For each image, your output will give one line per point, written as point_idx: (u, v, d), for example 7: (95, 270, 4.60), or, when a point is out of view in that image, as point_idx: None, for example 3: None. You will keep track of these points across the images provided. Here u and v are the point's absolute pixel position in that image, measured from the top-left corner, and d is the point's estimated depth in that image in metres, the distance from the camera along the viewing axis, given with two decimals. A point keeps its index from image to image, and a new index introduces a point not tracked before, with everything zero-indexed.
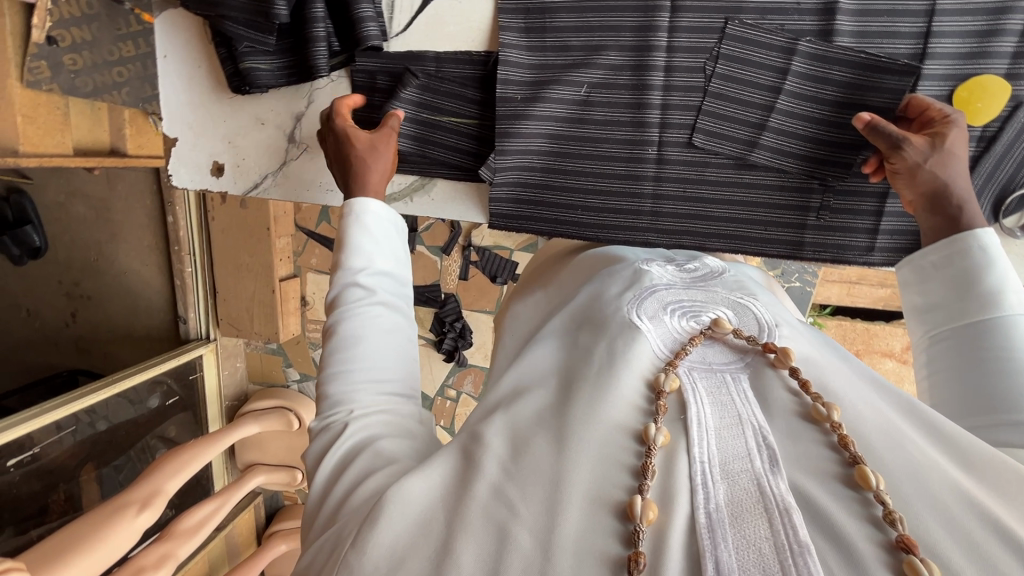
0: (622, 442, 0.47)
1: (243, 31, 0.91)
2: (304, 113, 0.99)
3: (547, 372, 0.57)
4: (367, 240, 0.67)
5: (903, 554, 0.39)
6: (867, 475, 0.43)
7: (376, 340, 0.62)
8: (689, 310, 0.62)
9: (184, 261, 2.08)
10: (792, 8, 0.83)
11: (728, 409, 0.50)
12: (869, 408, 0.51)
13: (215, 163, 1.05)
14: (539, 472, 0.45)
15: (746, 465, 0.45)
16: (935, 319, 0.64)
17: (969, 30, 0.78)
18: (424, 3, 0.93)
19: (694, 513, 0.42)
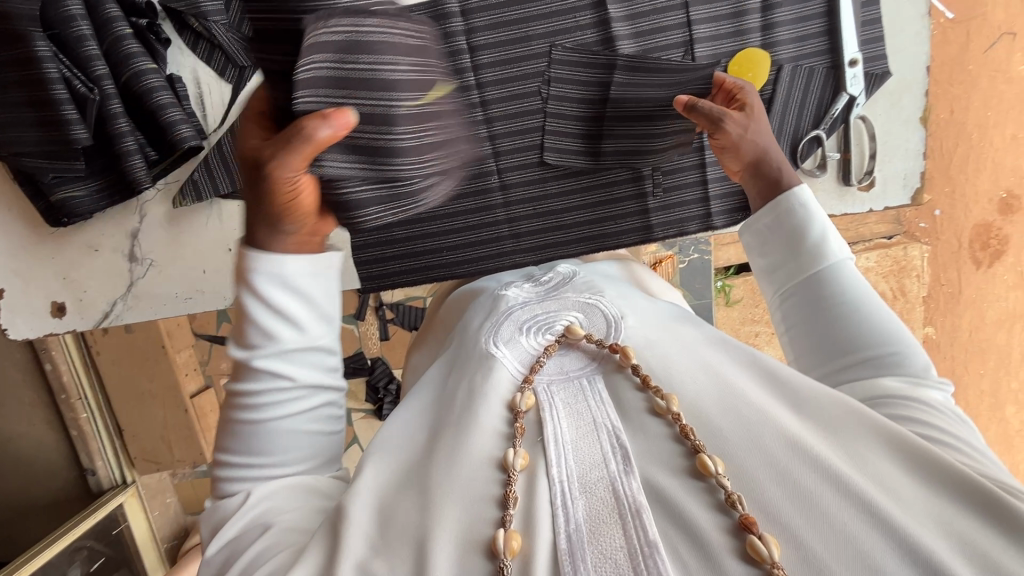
0: (488, 475, 0.49)
1: (44, 163, 0.86)
2: (140, 229, 0.95)
3: (417, 425, 0.57)
4: (278, 287, 0.52)
5: (746, 536, 0.42)
6: (706, 464, 0.46)
7: (297, 413, 0.54)
8: (541, 325, 0.64)
9: (76, 407, 1.92)
10: (574, 26, 0.91)
11: (583, 417, 0.52)
12: (707, 377, 0.54)
13: (55, 303, 0.97)
14: (406, 534, 0.46)
15: (601, 471, 0.47)
16: (776, 277, 0.65)
17: (721, 14, 0.90)
18: (235, 92, 0.91)
19: (556, 539, 0.44)
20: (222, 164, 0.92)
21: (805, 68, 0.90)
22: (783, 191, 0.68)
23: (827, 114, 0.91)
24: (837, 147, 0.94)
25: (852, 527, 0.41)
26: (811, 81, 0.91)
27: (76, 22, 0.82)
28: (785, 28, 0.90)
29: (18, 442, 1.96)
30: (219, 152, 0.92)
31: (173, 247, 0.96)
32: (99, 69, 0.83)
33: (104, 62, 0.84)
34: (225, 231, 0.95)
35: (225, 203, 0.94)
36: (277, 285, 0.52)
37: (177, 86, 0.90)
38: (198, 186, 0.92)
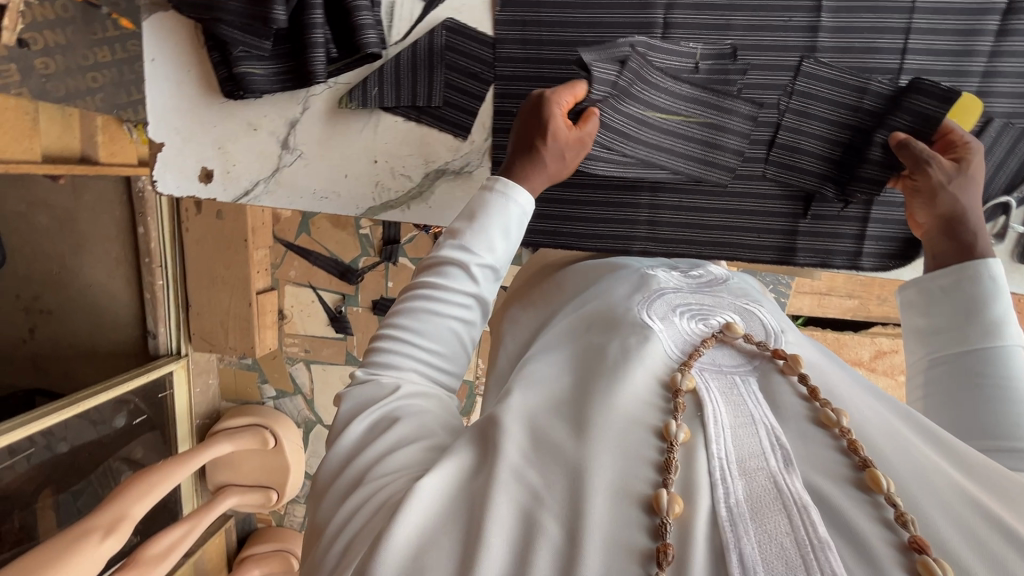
0: (645, 438, 0.51)
1: (238, 35, 0.89)
2: (299, 119, 0.98)
3: (564, 376, 0.61)
4: (487, 231, 0.65)
5: (917, 556, 0.42)
6: (878, 479, 0.47)
7: (445, 331, 0.62)
8: (697, 313, 0.67)
9: (154, 273, 2.04)
10: (780, 26, 0.86)
11: (741, 409, 0.54)
12: (870, 410, 0.55)
13: (204, 168, 1.02)
14: (563, 458, 0.50)
15: (761, 463, 0.49)
16: (938, 343, 0.66)
17: (945, 49, 0.83)
18: (423, 12, 0.92)
19: (715, 507, 0.46)
20: (395, 77, 0.93)
21: (1017, 129, 0.83)
22: (972, 258, 0.67)
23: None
24: (1023, 220, 0.88)
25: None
26: (1018, 144, 0.84)
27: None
28: (1006, 80, 0.83)
29: (94, 288, 2.09)
30: (396, 65, 0.93)
31: (326, 145, 0.98)
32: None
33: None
34: (376, 141, 0.97)
35: (386, 115, 0.96)
36: (502, 214, 0.65)
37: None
38: (367, 92, 0.94)
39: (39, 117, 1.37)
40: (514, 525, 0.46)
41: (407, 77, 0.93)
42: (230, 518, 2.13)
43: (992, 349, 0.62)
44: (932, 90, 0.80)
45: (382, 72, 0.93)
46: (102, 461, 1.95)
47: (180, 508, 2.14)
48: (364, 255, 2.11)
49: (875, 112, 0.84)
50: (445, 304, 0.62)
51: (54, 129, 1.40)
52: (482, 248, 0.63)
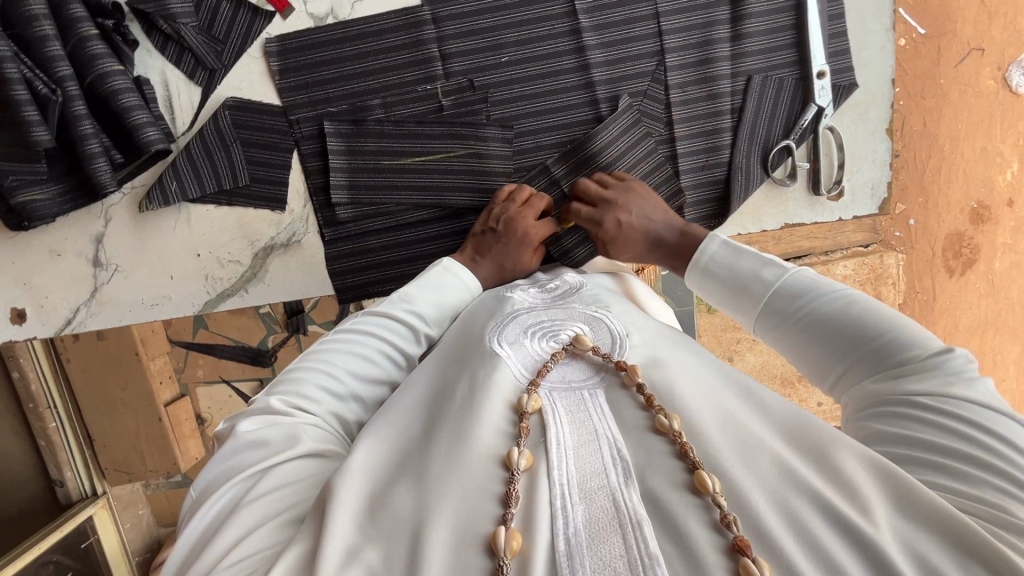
0: (491, 471, 0.55)
1: (5, 165, 0.83)
2: (105, 233, 0.93)
3: (412, 432, 0.62)
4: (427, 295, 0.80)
5: (741, 557, 0.45)
6: (705, 481, 0.49)
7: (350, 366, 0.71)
8: (548, 331, 0.71)
9: (45, 417, 2.14)
10: (547, 35, 0.90)
11: (587, 427, 0.58)
12: (704, 396, 0.59)
13: (16, 309, 0.94)
14: (400, 521, 0.52)
15: (602, 481, 0.52)
16: (788, 322, 0.65)
17: (691, 25, 0.91)
18: (204, 97, 0.90)
19: (554, 540, 0.49)
20: (192, 166, 0.90)
21: (774, 80, 0.92)
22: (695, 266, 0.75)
23: (798, 124, 0.92)
24: (805, 157, 0.96)
25: (834, 544, 0.44)
26: (780, 92, 0.93)
27: (39, 22, 0.79)
28: (753, 39, 0.92)
29: None
30: (188, 155, 0.89)
31: (143, 252, 0.93)
32: (63, 71, 0.81)
33: (69, 63, 0.82)
34: (194, 233, 0.93)
35: (195, 207, 0.93)
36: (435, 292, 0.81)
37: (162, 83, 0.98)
38: (166, 189, 0.89)
39: None
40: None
41: (204, 163, 0.90)
42: None
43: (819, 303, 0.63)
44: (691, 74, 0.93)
45: (179, 164, 0.89)
46: None
47: None
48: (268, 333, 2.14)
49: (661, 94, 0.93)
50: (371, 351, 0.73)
51: None
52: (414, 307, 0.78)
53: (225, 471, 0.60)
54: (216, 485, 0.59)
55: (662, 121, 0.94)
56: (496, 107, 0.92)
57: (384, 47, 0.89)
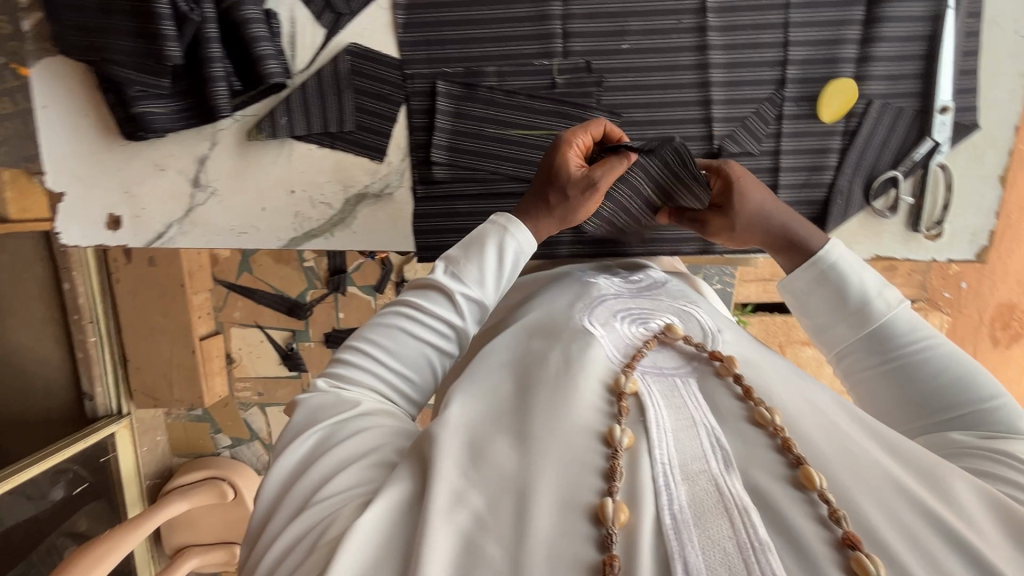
0: (591, 445, 0.60)
1: (134, 75, 0.87)
2: (209, 155, 0.95)
3: (505, 395, 0.68)
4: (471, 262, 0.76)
5: (852, 552, 0.50)
6: (812, 478, 0.55)
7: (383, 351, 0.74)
8: (636, 318, 0.78)
9: (85, 331, 2.28)
10: (674, 30, 0.98)
11: (683, 413, 0.64)
12: (804, 402, 0.65)
13: (112, 215, 0.97)
14: (500, 477, 0.58)
15: (703, 466, 0.58)
16: (840, 337, 0.80)
17: (820, 39, 1.00)
18: (326, 39, 0.92)
19: (657, 518, 0.54)
20: (304, 105, 0.92)
21: (893, 108, 1.03)
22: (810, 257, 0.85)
23: (908, 157, 1.04)
24: (911, 191, 1.06)
25: (929, 543, 0.51)
26: (897, 121, 1.03)
27: None
28: (880, 63, 1.02)
29: (21, 353, 2.36)
30: (303, 95, 0.92)
31: (241, 180, 0.96)
32: None
33: None
34: (293, 170, 0.96)
35: (298, 143, 0.95)
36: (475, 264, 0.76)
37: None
38: (276, 123, 0.93)
39: None
40: (458, 552, 0.53)
41: (316, 104, 0.93)
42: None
43: (878, 325, 0.77)
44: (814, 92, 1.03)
45: (286, 106, 0.92)
46: (45, 537, 2.19)
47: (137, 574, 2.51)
48: (309, 287, 2.41)
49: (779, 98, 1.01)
50: (425, 327, 0.74)
51: None
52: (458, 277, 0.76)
53: (316, 418, 0.69)
54: (306, 425, 0.68)
55: (770, 132, 1.04)
56: (607, 91, 0.98)
57: (511, 14, 0.94)
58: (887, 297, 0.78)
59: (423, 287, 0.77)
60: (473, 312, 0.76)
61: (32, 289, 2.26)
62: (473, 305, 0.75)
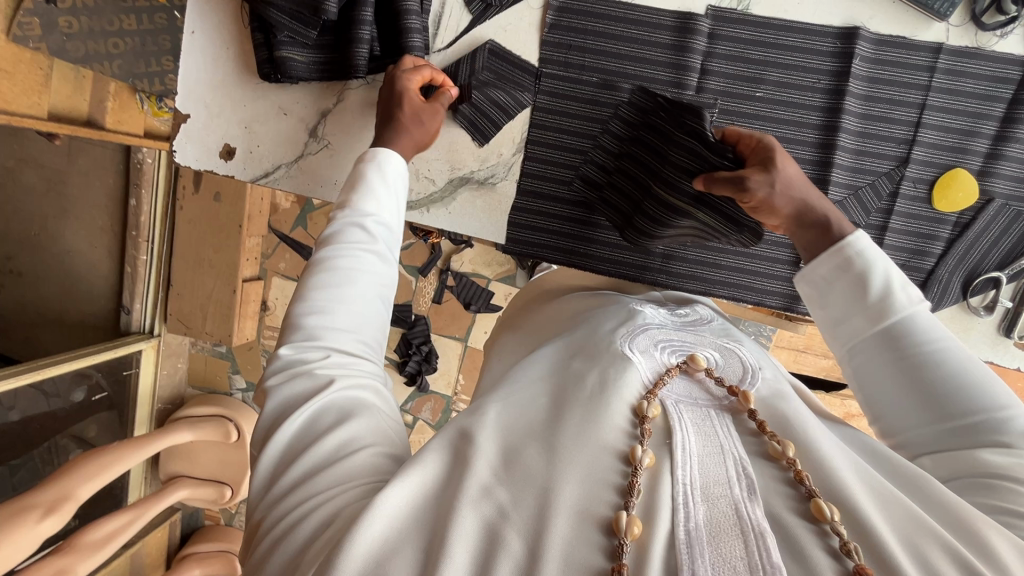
0: (613, 463, 0.68)
1: (286, 23, 1.05)
2: (331, 110, 1.16)
3: (541, 408, 0.77)
4: (373, 194, 0.94)
5: None
6: (823, 509, 0.62)
7: (342, 296, 0.85)
8: (675, 349, 0.89)
9: (139, 249, 2.36)
10: (806, 88, 1.23)
11: (712, 441, 0.72)
12: (837, 449, 0.73)
13: (226, 145, 1.19)
14: (530, 476, 0.66)
15: (726, 491, 0.66)
16: (846, 333, 0.87)
17: (955, 128, 1.23)
18: (468, 26, 1.23)
19: (674, 531, 0.61)
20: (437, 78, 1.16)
21: (1012, 210, 1.24)
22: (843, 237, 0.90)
23: (1013, 261, 1.26)
24: (1011, 295, 1.28)
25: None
26: (1011, 223, 1.25)
27: None
28: (1008, 162, 1.23)
29: (69, 256, 2.45)
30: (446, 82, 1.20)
31: (349, 137, 1.16)
32: None
33: None
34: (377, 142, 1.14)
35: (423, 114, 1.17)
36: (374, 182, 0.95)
37: (424, 5, 1.22)
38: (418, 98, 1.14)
39: (52, 75, 1.68)
40: (481, 536, 0.61)
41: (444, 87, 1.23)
42: (176, 514, 2.68)
43: (893, 319, 0.82)
44: (928, 177, 1.25)
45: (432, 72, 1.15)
46: (50, 436, 2.20)
47: (126, 495, 2.55)
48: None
49: (884, 166, 1.25)
50: (349, 259, 0.88)
51: (65, 89, 1.73)
52: (369, 211, 0.93)
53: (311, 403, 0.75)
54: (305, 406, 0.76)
55: (881, 208, 1.27)
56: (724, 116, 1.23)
57: (655, 39, 1.22)
58: (909, 298, 0.82)
59: (338, 231, 0.91)
60: (384, 235, 0.93)
61: (95, 197, 2.36)
62: (384, 230, 0.93)
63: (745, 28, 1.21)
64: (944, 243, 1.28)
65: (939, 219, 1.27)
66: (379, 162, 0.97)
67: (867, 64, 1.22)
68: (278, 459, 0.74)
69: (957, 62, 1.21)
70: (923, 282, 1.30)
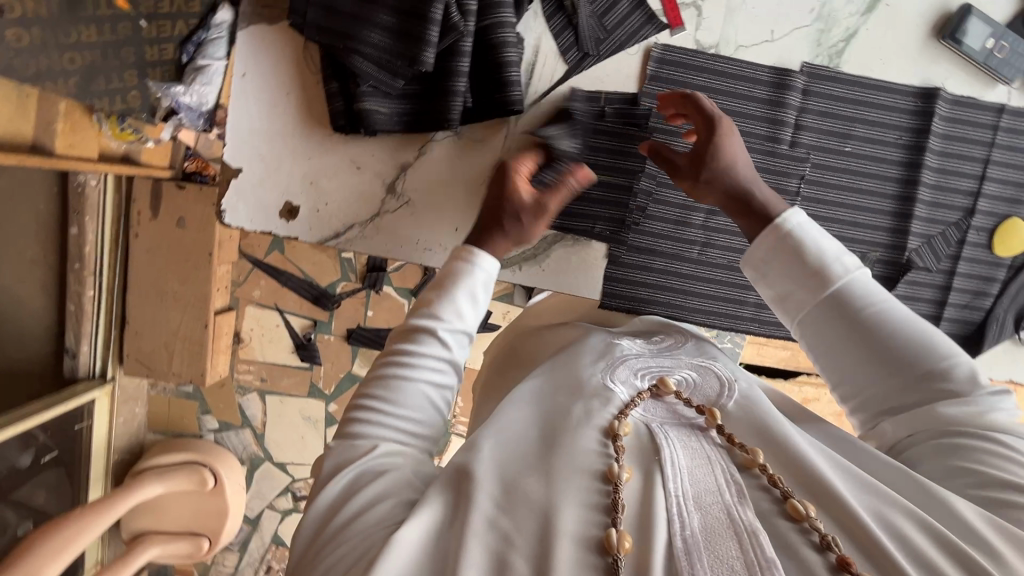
0: (596, 486, 0.65)
1: (372, 72, 1.04)
2: (411, 164, 1.15)
3: (531, 433, 0.72)
4: (461, 301, 0.84)
5: (845, 573, 0.56)
6: (798, 508, 0.62)
7: (413, 401, 0.79)
8: (653, 373, 0.82)
9: (84, 283, 2.06)
10: (889, 142, 1.24)
11: (699, 454, 0.70)
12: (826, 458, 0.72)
13: (287, 202, 1.15)
14: (529, 505, 0.62)
15: (716, 498, 0.64)
16: (795, 305, 0.85)
17: (1013, 179, 1.27)
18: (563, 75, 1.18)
19: (671, 541, 0.59)
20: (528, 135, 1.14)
21: None
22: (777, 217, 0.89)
23: None
24: None
25: (932, 557, 0.59)
26: None
27: None
28: None
29: None
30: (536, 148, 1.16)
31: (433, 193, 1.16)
32: (470, 7, 1.02)
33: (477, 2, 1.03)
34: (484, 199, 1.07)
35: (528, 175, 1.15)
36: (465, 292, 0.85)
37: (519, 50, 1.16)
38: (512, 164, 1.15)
39: None
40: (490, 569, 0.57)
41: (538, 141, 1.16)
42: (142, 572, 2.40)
43: (839, 285, 0.82)
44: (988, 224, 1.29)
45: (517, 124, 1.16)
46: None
47: (84, 559, 2.25)
48: (342, 279, 2.29)
49: (954, 216, 1.28)
50: (424, 369, 0.80)
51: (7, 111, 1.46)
52: (451, 317, 0.83)
53: (350, 467, 0.72)
54: (345, 464, 0.73)
55: (949, 254, 1.29)
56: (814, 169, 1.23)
57: (751, 93, 1.20)
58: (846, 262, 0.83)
59: (411, 327, 0.83)
60: (461, 344, 0.84)
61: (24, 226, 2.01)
62: (460, 337, 0.84)
63: (839, 84, 1.22)
64: (999, 285, 1.32)
65: (996, 263, 1.31)
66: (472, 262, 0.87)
67: (944, 123, 1.25)
68: (310, 517, 0.70)
69: (1020, 121, 1.26)
70: (982, 321, 1.33)
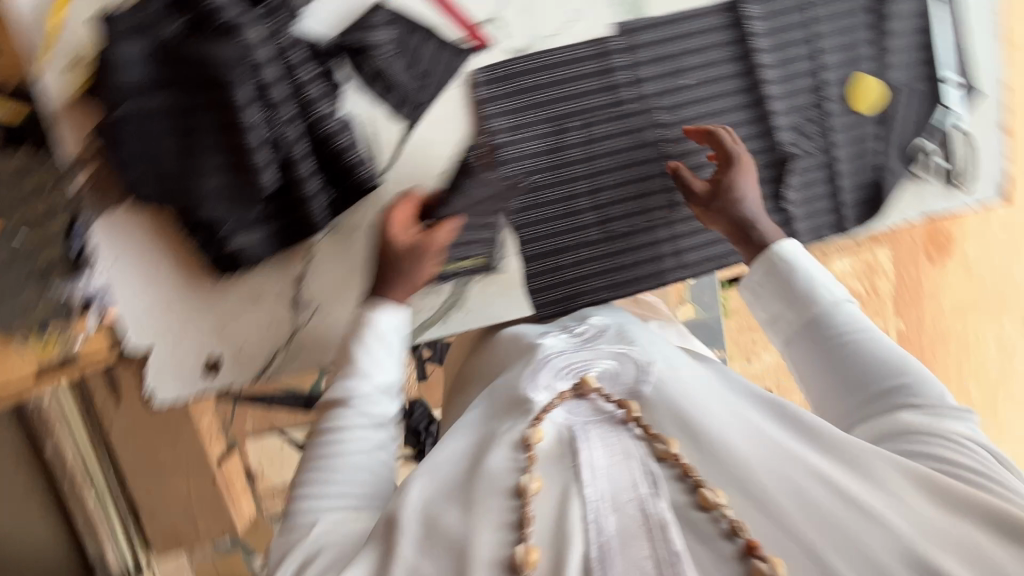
0: (505, 504, 0.59)
1: (223, 212, 0.82)
2: (305, 274, 0.91)
3: (456, 467, 0.66)
4: (371, 359, 0.79)
5: (751, 559, 0.53)
6: (707, 497, 0.57)
7: (348, 468, 0.74)
8: (577, 370, 0.72)
9: None
10: None
11: (616, 448, 0.62)
12: (741, 421, 0.64)
13: (209, 357, 0.90)
14: (451, 547, 0.57)
15: (631, 494, 0.58)
16: (783, 327, 0.82)
17: None
18: None
19: (586, 552, 0.54)
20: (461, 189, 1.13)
21: None
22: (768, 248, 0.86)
23: None
24: None
25: (859, 537, 0.54)
26: None
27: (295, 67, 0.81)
28: None
29: None
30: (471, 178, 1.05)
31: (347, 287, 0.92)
32: (303, 76, 0.82)
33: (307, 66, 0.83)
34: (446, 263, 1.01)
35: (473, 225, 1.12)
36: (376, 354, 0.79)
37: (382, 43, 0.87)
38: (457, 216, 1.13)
39: None
40: None
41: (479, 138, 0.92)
42: None
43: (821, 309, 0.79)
44: None
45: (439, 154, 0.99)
46: None
47: None
48: None
49: None
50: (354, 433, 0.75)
51: None
52: (371, 376, 0.78)
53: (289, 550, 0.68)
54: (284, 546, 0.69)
55: None
56: None
57: None
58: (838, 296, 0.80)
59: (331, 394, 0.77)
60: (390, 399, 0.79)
61: None
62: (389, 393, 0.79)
63: None
64: None
65: None
66: (377, 324, 0.81)
67: None
68: None
69: None
70: None
